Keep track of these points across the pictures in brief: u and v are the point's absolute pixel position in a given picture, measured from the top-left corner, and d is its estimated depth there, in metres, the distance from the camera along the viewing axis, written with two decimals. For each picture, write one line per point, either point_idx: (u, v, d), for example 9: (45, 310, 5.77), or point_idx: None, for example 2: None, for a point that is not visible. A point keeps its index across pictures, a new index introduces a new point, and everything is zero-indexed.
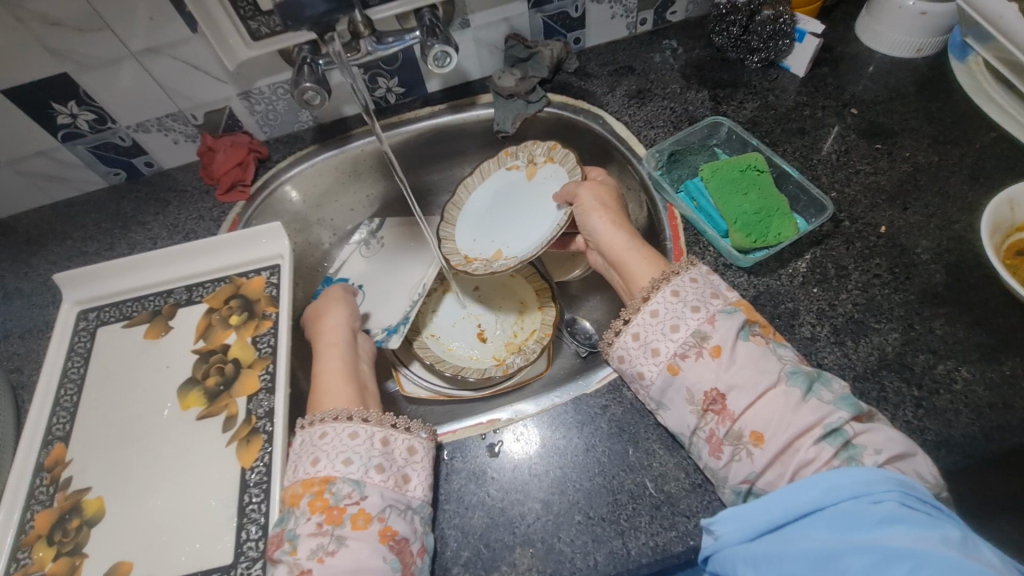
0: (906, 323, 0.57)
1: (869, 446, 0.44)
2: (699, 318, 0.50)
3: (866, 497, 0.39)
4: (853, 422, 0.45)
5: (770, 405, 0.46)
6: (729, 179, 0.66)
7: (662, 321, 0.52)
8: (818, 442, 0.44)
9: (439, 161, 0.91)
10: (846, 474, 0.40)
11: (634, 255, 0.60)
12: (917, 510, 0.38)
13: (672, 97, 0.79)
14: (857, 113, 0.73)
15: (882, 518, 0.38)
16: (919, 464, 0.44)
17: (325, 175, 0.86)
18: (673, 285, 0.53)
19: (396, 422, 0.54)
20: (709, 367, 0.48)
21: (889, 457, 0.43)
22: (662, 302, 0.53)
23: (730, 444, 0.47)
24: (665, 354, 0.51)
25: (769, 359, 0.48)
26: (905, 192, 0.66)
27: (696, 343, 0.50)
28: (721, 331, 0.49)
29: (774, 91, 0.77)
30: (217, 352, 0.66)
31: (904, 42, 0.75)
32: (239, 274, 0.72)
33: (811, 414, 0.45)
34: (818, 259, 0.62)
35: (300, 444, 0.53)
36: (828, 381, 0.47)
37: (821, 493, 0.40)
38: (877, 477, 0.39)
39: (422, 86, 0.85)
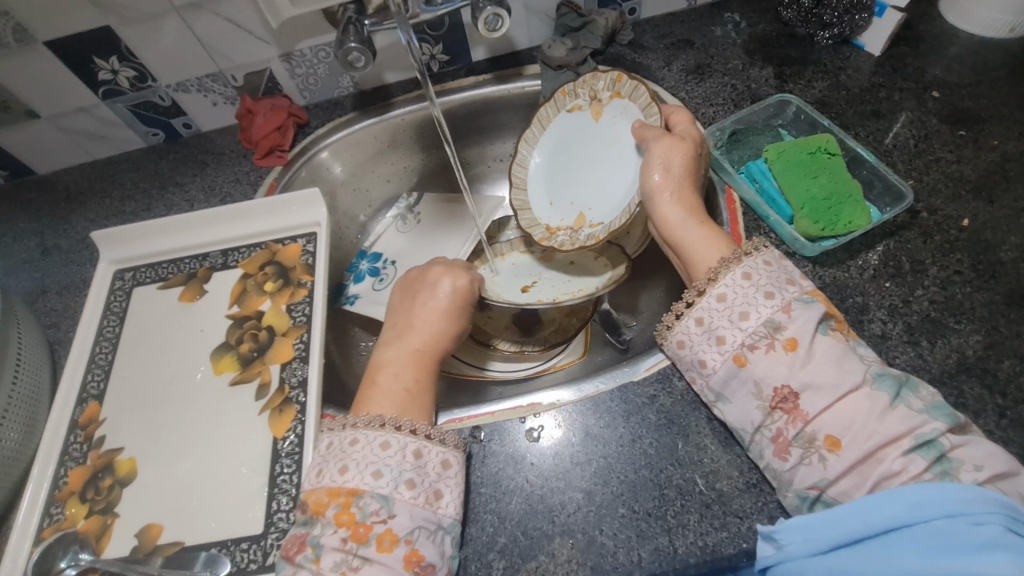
0: (990, 325, 0.52)
1: (966, 461, 0.40)
2: (775, 307, 0.47)
3: (962, 518, 0.35)
4: (948, 433, 0.41)
5: (850, 409, 0.42)
6: (797, 161, 0.61)
7: (730, 307, 0.48)
8: (907, 454, 0.40)
9: (480, 134, 0.88)
10: (940, 489, 0.37)
11: (689, 232, 0.56)
12: (1023, 537, 0.35)
13: (733, 74, 0.74)
14: (938, 96, 0.67)
15: (984, 543, 0.34)
16: (1016, 481, 0.40)
17: (365, 144, 0.83)
18: (745, 267, 0.49)
19: (432, 434, 0.50)
20: (782, 361, 0.45)
21: (987, 474, 0.39)
22: (730, 285, 0.49)
23: (798, 447, 0.43)
24: (731, 343, 0.47)
25: (849, 359, 0.44)
26: (992, 184, 0.60)
27: (768, 334, 0.46)
28: (798, 324, 0.45)
29: (846, 70, 0.72)
30: (251, 318, 0.65)
31: (995, 19, 0.69)
32: (276, 240, 0.70)
33: (899, 423, 0.41)
34: (892, 251, 0.57)
35: (327, 447, 0.49)
36: (915, 386, 0.43)
37: (908, 509, 0.37)
38: (978, 497, 0.36)
39: (467, 54, 0.82)
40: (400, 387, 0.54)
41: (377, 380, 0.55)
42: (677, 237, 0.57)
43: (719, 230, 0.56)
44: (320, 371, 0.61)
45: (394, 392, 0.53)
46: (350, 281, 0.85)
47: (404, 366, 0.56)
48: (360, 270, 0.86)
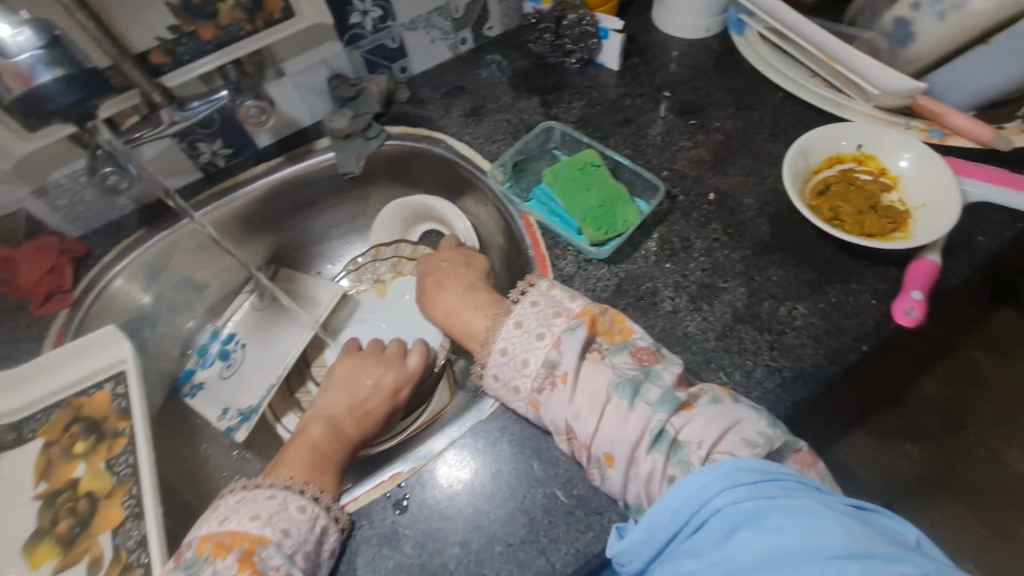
0: (748, 277, 0.63)
1: (693, 442, 0.46)
2: (545, 346, 0.52)
3: (707, 508, 0.40)
4: (673, 419, 0.47)
5: (608, 423, 0.48)
6: (571, 179, 0.69)
7: (513, 357, 0.53)
8: (649, 453, 0.46)
9: (292, 216, 0.87)
10: (682, 488, 0.41)
11: (459, 319, 0.62)
12: (751, 496, 0.39)
13: (505, 109, 0.81)
14: (669, 95, 0.80)
15: (728, 527, 0.39)
16: (739, 431, 0.46)
17: (162, 259, 0.77)
18: (516, 317, 0.55)
19: (319, 496, 0.52)
20: (562, 396, 0.50)
21: (710, 444, 0.45)
22: (507, 338, 0.54)
23: (592, 466, 0.49)
24: (524, 390, 0.52)
25: (597, 376, 0.50)
26: (724, 158, 0.72)
27: (549, 373, 0.51)
28: (561, 357, 0.51)
29: (596, 87, 0.82)
30: (65, 491, 0.56)
31: (693, 25, 0.83)
32: (78, 393, 0.62)
33: (636, 425, 0.47)
34: (664, 236, 0.66)
35: (235, 501, 0.51)
36: (655, 377, 0.49)
37: (670, 519, 0.41)
38: (707, 481, 0.41)
39: (252, 143, 0.81)
40: (323, 447, 0.58)
41: (304, 440, 0.59)
42: (450, 330, 0.64)
43: (494, 298, 0.63)
44: (162, 522, 0.55)
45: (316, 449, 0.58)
46: (198, 366, 0.81)
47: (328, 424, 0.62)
48: (216, 357, 0.81)
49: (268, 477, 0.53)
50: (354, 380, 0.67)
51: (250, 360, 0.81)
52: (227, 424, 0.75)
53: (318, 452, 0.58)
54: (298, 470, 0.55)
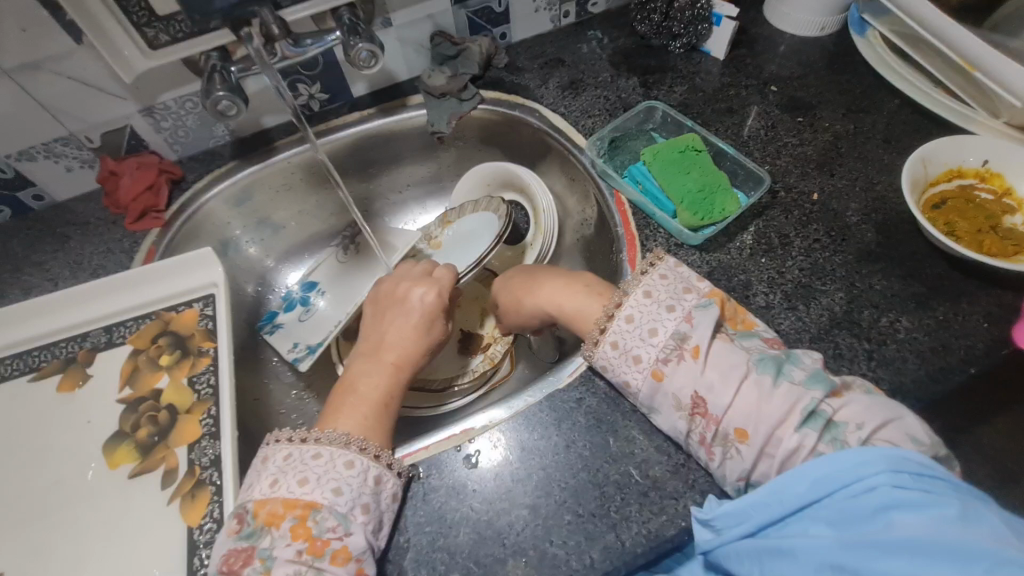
0: (849, 283, 0.60)
1: (851, 423, 0.44)
2: (674, 321, 0.50)
3: (859, 484, 0.39)
4: (827, 400, 0.45)
5: (745, 397, 0.46)
6: (670, 161, 0.67)
7: (638, 325, 0.51)
8: (797, 430, 0.44)
9: (373, 169, 0.87)
10: (836, 459, 0.40)
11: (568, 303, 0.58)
12: (917, 485, 0.38)
13: (604, 86, 0.80)
14: (777, 90, 0.77)
15: (881, 505, 0.38)
16: (902, 426, 0.44)
17: (249, 193, 0.79)
18: (645, 287, 0.52)
19: (366, 448, 0.50)
20: (692, 369, 0.48)
21: (871, 428, 0.44)
22: (636, 307, 0.52)
23: (718, 444, 0.47)
24: (647, 360, 0.50)
25: (735, 353, 0.48)
26: (830, 160, 0.70)
27: (677, 345, 0.49)
28: (698, 333, 0.49)
29: (699, 74, 0.80)
30: (148, 400, 0.58)
31: (809, 21, 0.80)
32: (168, 309, 0.64)
33: (783, 401, 0.45)
34: (762, 230, 0.64)
35: (283, 459, 0.49)
36: (798, 359, 0.47)
37: (812, 487, 0.40)
38: (867, 459, 0.39)
39: (348, 91, 0.81)
40: (373, 400, 0.56)
41: (352, 391, 0.57)
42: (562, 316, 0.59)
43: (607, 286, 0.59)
44: (235, 444, 0.56)
45: (364, 403, 0.55)
46: (280, 309, 0.82)
47: (376, 375, 0.58)
48: (292, 297, 0.82)
49: (315, 432, 0.50)
50: (402, 324, 0.63)
51: (333, 305, 0.81)
52: (295, 355, 0.76)
53: (366, 398, 0.56)
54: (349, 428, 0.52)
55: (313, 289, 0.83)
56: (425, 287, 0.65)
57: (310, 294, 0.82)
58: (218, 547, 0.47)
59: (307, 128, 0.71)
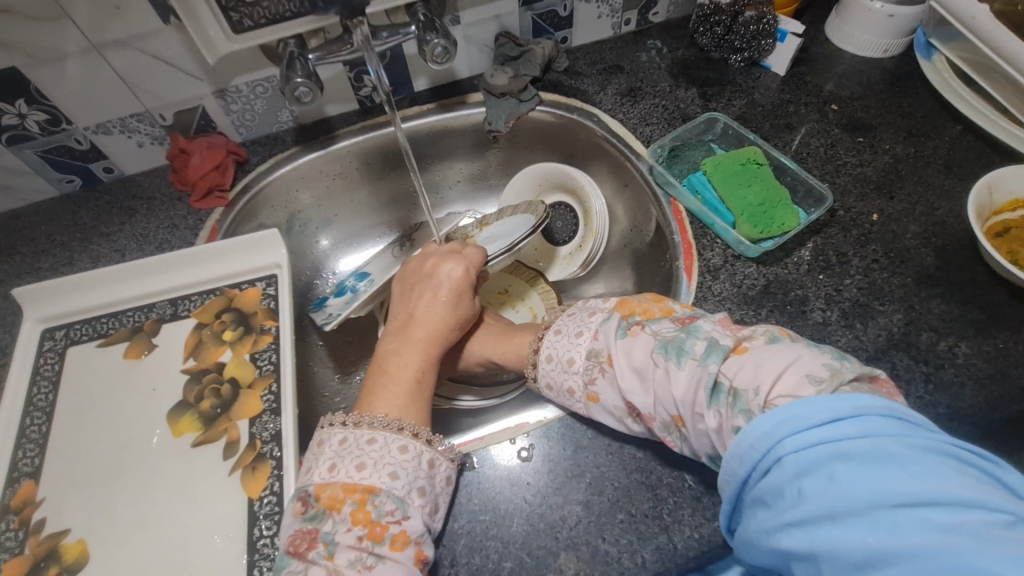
0: (908, 304, 0.60)
1: (749, 388, 0.41)
2: (586, 341, 0.52)
3: (773, 455, 0.36)
4: (723, 371, 0.43)
5: (663, 386, 0.45)
6: (732, 173, 0.68)
7: (567, 334, 0.54)
8: (708, 409, 0.42)
9: (426, 163, 0.89)
10: (742, 437, 0.38)
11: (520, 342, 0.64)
12: (821, 439, 0.35)
13: (662, 95, 0.81)
14: (837, 109, 0.77)
15: (798, 470, 0.35)
16: (800, 366, 0.40)
17: (307, 179, 0.81)
18: (556, 327, 0.55)
19: (418, 433, 0.51)
20: (613, 379, 0.49)
21: (768, 390, 0.40)
22: (551, 345, 0.54)
23: (668, 434, 0.47)
24: (579, 389, 0.52)
25: (641, 345, 0.48)
26: (890, 182, 0.70)
27: (596, 361, 0.51)
28: (606, 343, 0.50)
29: (758, 89, 0.80)
30: (211, 372, 0.60)
31: (872, 42, 0.80)
32: (232, 286, 0.66)
33: (686, 383, 0.44)
34: (820, 247, 0.64)
35: (339, 443, 0.50)
36: (695, 332, 0.46)
37: (739, 464, 0.38)
38: (774, 424, 0.37)
39: (409, 85, 0.83)
40: (406, 378, 0.56)
41: (385, 371, 0.57)
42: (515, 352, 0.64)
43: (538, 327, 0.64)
44: (296, 422, 0.57)
45: (400, 383, 0.56)
46: (331, 294, 0.80)
47: (408, 354, 0.59)
48: (345, 285, 0.81)
49: (366, 416, 0.51)
50: (431, 305, 0.63)
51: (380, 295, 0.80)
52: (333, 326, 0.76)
53: (399, 377, 0.56)
54: (389, 411, 0.53)
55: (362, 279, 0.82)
56: (453, 261, 0.66)
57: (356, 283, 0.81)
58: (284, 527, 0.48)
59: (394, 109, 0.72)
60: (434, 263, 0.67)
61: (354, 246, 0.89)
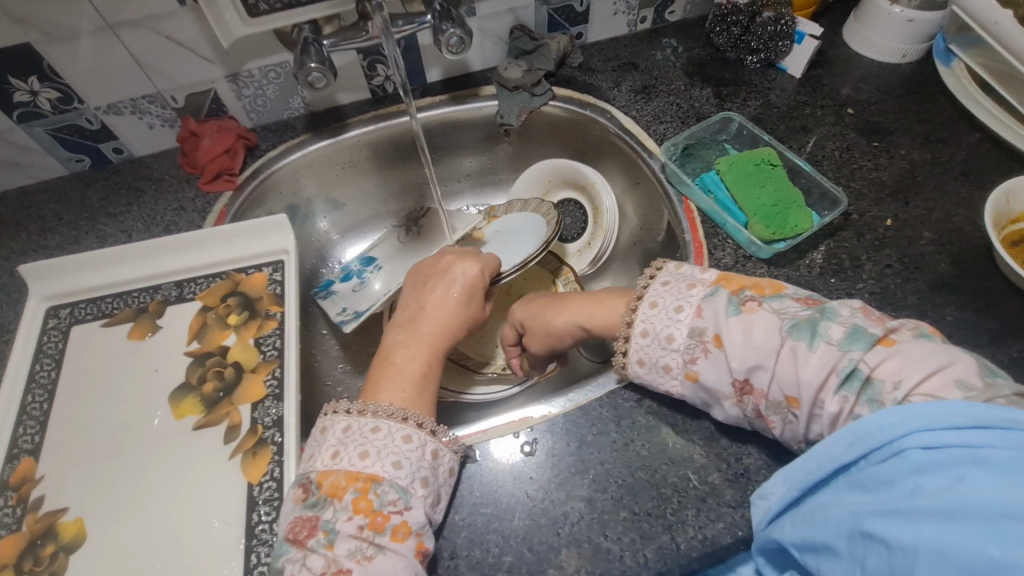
0: (921, 311, 0.60)
1: (888, 380, 0.41)
2: (686, 318, 0.49)
3: (888, 448, 0.38)
4: (866, 358, 0.42)
5: (784, 367, 0.44)
6: (746, 172, 0.67)
7: (663, 307, 0.51)
8: (838, 392, 0.42)
9: (438, 155, 0.88)
10: (862, 423, 0.39)
11: (598, 309, 0.57)
12: (954, 443, 0.36)
13: (676, 94, 0.80)
14: (853, 113, 0.76)
15: (915, 467, 0.37)
16: (951, 371, 0.40)
17: (318, 167, 0.80)
18: (650, 297, 0.52)
19: (423, 423, 0.50)
20: (720, 360, 0.47)
21: (911, 386, 0.41)
22: (646, 318, 0.51)
23: (773, 414, 0.46)
24: (676, 367, 0.49)
25: (763, 325, 0.46)
26: (906, 187, 0.69)
27: (697, 340, 0.48)
28: (713, 320, 0.48)
29: (774, 90, 0.79)
30: (215, 355, 0.59)
31: (890, 47, 0.79)
32: (238, 270, 0.65)
33: (821, 366, 0.43)
34: (833, 250, 0.64)
35: (343, 431, 0.49)
36: (832, 315, 0.45)
37: (846, 449, 0.40)
38: (899, 418, 0.38)
39: (422, 76, 0.82)
40: (412, 372, 0.56)
41: (391, 362, 0.57)
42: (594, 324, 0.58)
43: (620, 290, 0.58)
44: (298, 408, 0.57)
45: (407, 377, 0.55)
46: (337, 278, 0.82)
47: (415, 347, 0.58)
48: (351, 270, 0.83)
49: (372, 405, 0.51)
50: (442, 297, 0.63)
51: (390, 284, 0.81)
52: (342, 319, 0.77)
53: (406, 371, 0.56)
54: (394, 401, 0.52)
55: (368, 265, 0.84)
56: (470, 261, 0.66)
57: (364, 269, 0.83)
58: (285, 510, 0.48)
59: (410, 99, 0.72)
60: (451, 260, 0.66)
61: (360, 235, 0.89)
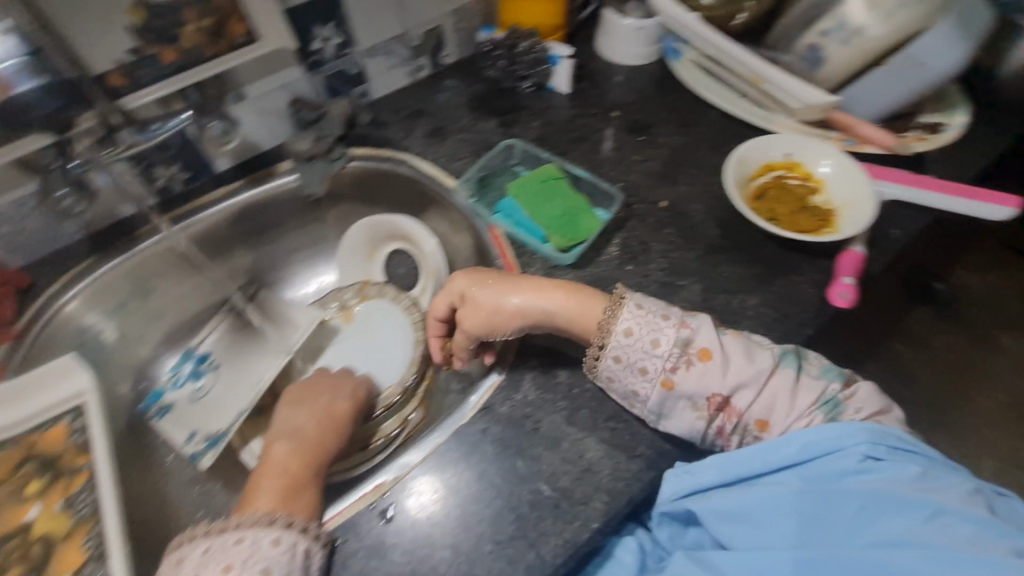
0: (703, 274, 0.68)
1: (851, 406, 0.54)
2: (672, 328, 0.57)
3: (837, 454, 0.50)
4: (840, 389, 0.55)
5: (772, 391, 0.54)
6: (534, 192, 0.73)
7: (648, 313, 0.58)
8: (818, 410, 0.54)
9: (253, 240, 0.85)
10: (819, 431, 0.51)
11: (566, 298, 0.60)
12: (887, 456, 0.49)
13: (466, 130, 0.85)
14: (618, 115, 0.86)
15: (851, 468, 0.49)
16: (893, 414, 0.55)
17: (116, 287, 0.75)
18: (635, 300, 0.59)
19: (292, 523, 0.49)
20: (699, 372, 0.55)
21: (868, 411, 0.54)
22: (630, 319, 0.58)
23: (734, 433, 0.56)
24: (654, 371, 0.56)
25: (752, 351, 0.56)
26: (672, 170, 0.79)
27: (682, 352, 0.56)
28: (699, 338, 0.56)
29: (549, 109, 0.87)
30: (16, 536, 0.52)
31: (633, 53, 0.90)
32: (31, 428, 0.59)
33: (809, 397, 0.54)
34: (625, 241, 0.71)
35: (202, 555, 0.46)
36: (808, 355, 0.57)
37: (801, 450, 0.51)
38: (851, 433, 0.51)
39: (210, 167, 0.79)
40: (297, 474, 0.54)
41: (276, 467, 0.55)
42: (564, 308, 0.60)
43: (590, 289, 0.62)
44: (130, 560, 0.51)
45: (290, 481, 0.53)
46: (166, 388, 0.77)
47: (300, 450, 0.57)
48: (181, 375, 0.78)
49: (235, 517, 0.48)
50: (336, 380, 0.68)
51: (233, 392, 0.75)
52: (193, 450, 0.70)
53: (288, 474, 0.54)
54: (267, 504, 0.51)
55: (201, 364, 0.79)
56: (355, 379, 0.70)
57: (197, 371, 0.78)
58: None
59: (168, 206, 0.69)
60: (344, 377, 0.69)
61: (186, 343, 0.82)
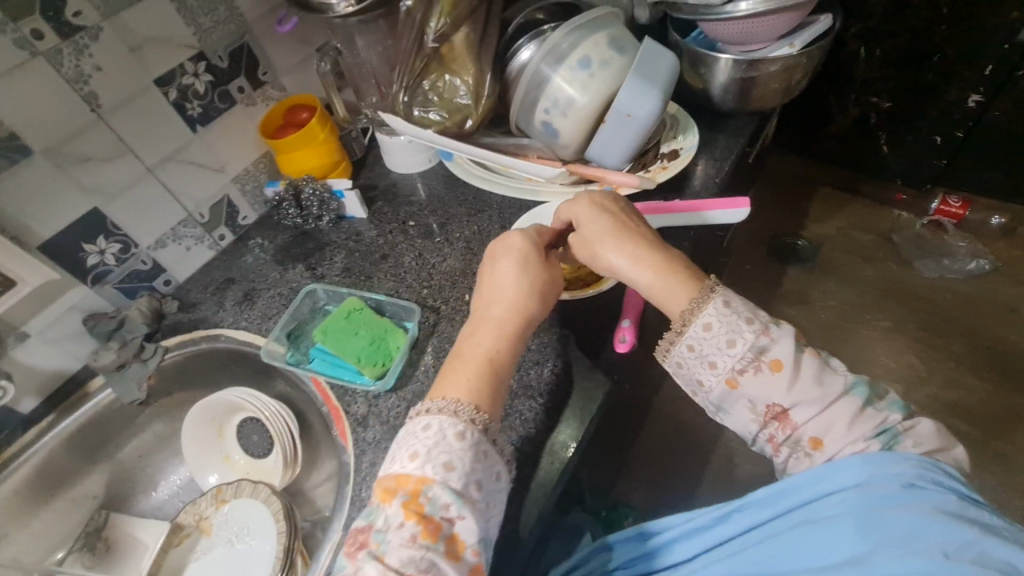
0: None
1: (911, 440, 0.53)
2: (737, 349, 0.58)
3: (879, 482, 0.48)
4: (902, 422, 0.54)
5: (832, 415, 0.55)
6: (338, 330, 0.75)
7: (714, 334, 0.60)
8: (870, 439, 0.53)
9: (94, 460, 0.83)
10: (862, 462, 0.50)
11: (663, 283, 0.64)
12: (926, 491, 0.47)
13: (275, 285, 0.87)
14: (415, 223, 0.91)
15: (886, 495, 0.47)
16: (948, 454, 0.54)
17: None
18: (703, 320, 0.60)
19: None
20: (767, 380, 0.57)
21: (924, 450, 0.53)
22: (697, 336, 0.61)
23: (790, 447, 0.57)
24: (722, 368, 0.59)
25: (829, 373, 0.57)
26: (471, 261, 0.84)
27: (753, 358, 0.58)
28: (777, 350, 0.57)
29: (352, 237, 0.91)
30: None
31: (413, 162, 0.96)
32: None
33: (867, 426, 0.54)
34: (438, 347, 0.74)
35: None
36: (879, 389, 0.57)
37: (836, 473, 0.50)
38: (894, 462, 0.49)
39: (15, 412, 0.76)
40: (476, 356, 0.59)
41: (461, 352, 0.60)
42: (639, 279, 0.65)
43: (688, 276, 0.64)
44: None
45: (470, 364, 0.58)
46: None
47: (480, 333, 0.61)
48: None
49: None
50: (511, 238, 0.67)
51: None
52: None
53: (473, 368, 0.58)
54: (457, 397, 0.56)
55: None
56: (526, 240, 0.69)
57: None
58: None
59: None
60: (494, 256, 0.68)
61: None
